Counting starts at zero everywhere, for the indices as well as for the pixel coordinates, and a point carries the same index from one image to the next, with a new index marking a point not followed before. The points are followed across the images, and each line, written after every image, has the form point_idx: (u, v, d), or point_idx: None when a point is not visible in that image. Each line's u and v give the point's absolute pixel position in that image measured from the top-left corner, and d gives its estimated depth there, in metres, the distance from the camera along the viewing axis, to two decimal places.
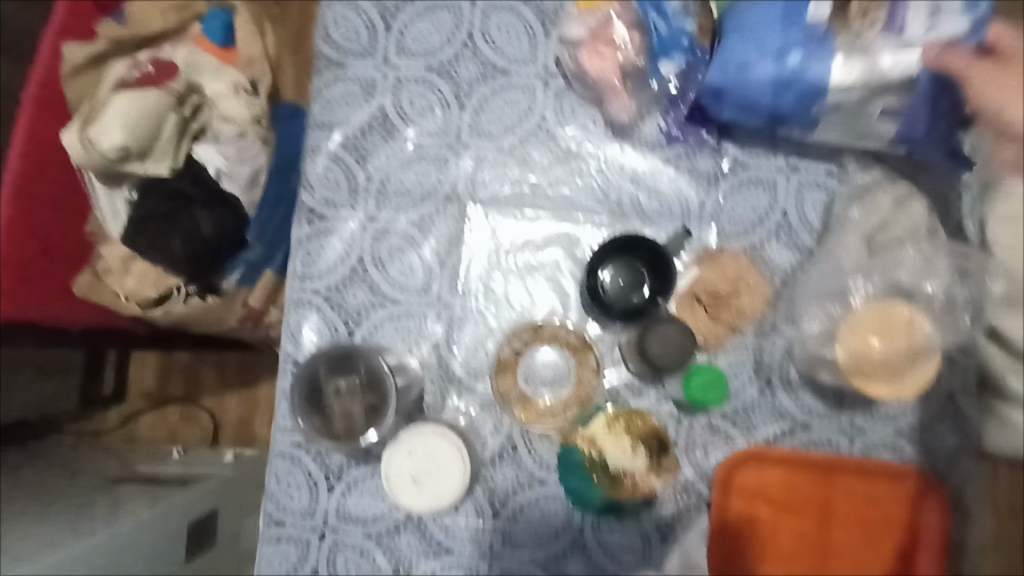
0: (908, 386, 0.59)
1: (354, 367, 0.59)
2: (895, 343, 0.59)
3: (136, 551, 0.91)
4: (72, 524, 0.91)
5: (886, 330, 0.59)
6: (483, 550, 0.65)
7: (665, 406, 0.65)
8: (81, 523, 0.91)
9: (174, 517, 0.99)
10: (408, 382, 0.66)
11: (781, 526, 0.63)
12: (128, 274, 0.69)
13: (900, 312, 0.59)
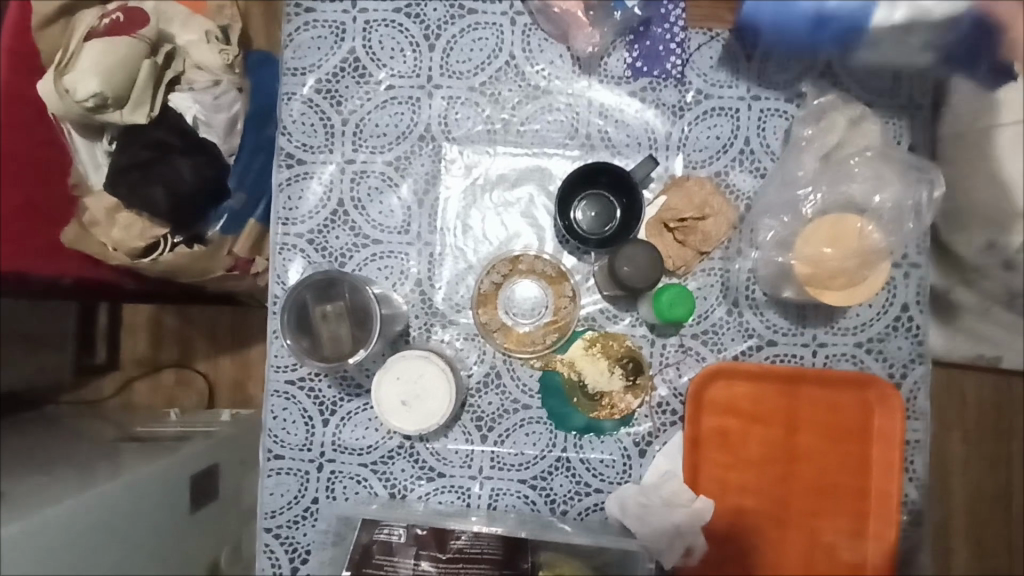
0: (858, 294, 0.63)
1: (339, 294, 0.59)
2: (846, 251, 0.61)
3: (140, 500, 0.95)
4: (75, 479, 0.94)
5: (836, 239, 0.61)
6: (473, 473, 0.69)
7: (639, 329, 0.68)
8: (85, 477, 0.94)
9: (175, 470, 1.02)
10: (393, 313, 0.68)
11: (750, 435, 0.68)
12: (114, 225, 0.70)
13: (851, 223, 0.62)
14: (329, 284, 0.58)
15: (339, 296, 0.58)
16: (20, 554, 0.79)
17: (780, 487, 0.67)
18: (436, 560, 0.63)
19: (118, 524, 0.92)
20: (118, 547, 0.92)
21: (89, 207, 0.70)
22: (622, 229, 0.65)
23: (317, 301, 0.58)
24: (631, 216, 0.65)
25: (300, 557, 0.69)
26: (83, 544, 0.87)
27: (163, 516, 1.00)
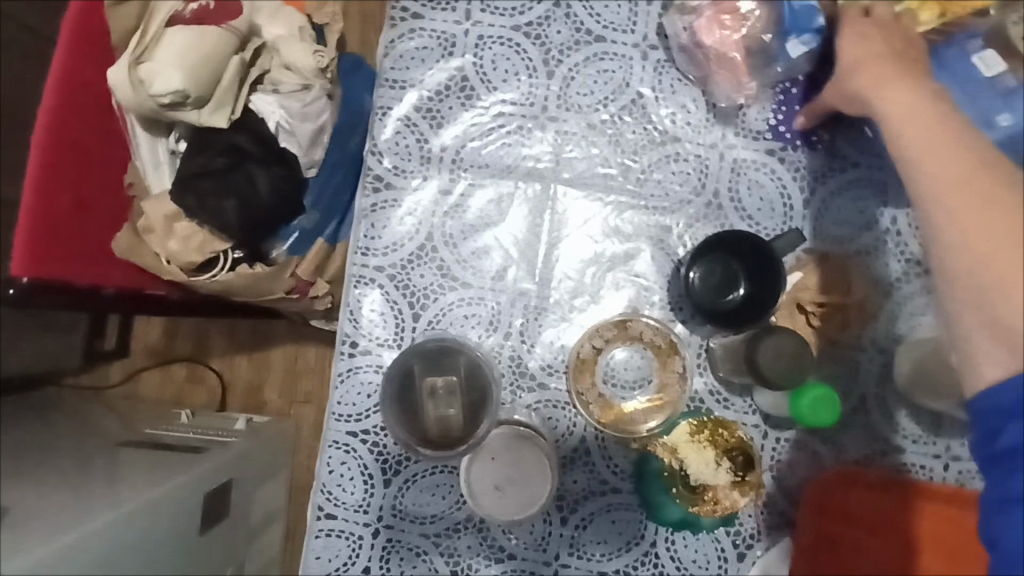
0: None
1: (453, 364, 0.56)
2: None
3: (149, 525, 0.86)
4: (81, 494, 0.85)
5: None
6: (548, 559, 0.61)
7: (751, 417, 0.61)
8: (92, 493, 0.85)
9: (189, 489, 0.93)
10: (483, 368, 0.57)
11: (875, 560, 0.58)
12: (172, 236, 0.61)
13: None
14: (441, 355, 0.55)
15: (452, 371, 0.55)
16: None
17: None
18: None
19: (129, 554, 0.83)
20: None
21: (146, 212, 0.62)
22: (757, 304, 0.57)
23: (427, 372, 0.55)
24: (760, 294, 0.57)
25: None
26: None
27: (174, 544, 0.91)
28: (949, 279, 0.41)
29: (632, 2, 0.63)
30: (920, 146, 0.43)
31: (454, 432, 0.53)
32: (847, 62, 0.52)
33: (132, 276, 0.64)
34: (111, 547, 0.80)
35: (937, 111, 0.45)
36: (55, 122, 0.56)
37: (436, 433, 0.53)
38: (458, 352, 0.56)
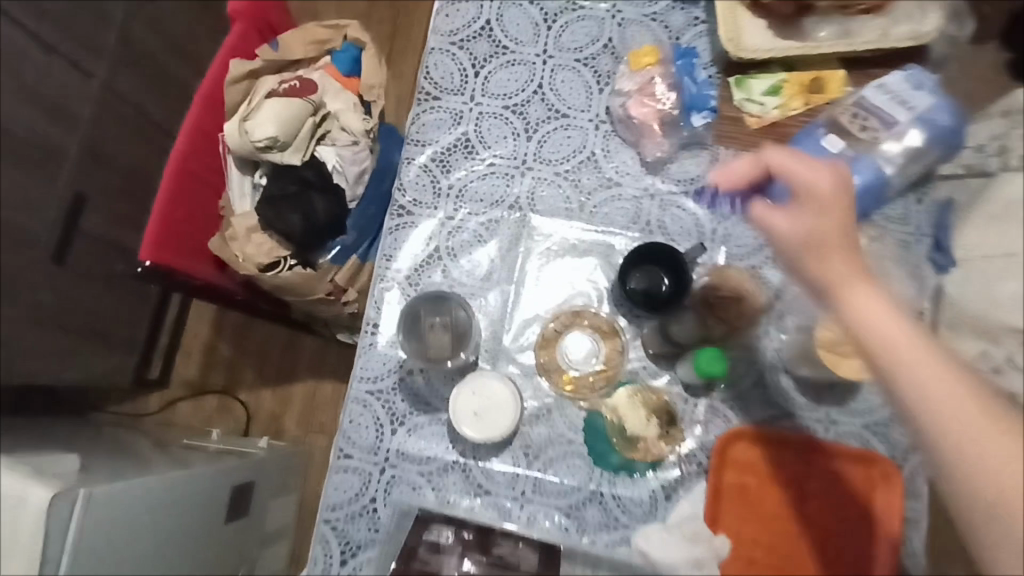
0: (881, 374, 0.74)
1: (448, 306, 0.80)
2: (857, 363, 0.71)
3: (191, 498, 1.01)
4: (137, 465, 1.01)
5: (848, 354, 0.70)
6: (515, 495, 0.78)
7: (675, 387, 0.79)
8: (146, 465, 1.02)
9: (225, 475, 1.10)
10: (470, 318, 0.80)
11: (766, 492, 0.77)
12: (249, 242, 0.84)
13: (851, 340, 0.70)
14: (440, 300, 0.80)
15: (447, 312, 0.80)
16: (92, 523, 0.78)
17: (790, 545, 0.75)
18: (479, 559, 0.71)
19: (170, 516, 0.93)
20: (164, 541, 0.93)
21: (233, 224, 0.85)
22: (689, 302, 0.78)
23: (429, 313, 0.79)
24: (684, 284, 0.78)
25: (351, 551, 0.78)
26: (141, 524, 0.87)
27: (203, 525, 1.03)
28: (968, 491, 0.50)
29: (589, 91, 0.89)
30: (913, 368, 0.51)
31: (447, 351, 0.78)
32: (816, 249, 0.56)
33: (212, 272, 0.85)
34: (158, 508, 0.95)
35: (903, 326, 0.53)
36: (184, 159, 0.79)
37: (432, 351, 0.78)
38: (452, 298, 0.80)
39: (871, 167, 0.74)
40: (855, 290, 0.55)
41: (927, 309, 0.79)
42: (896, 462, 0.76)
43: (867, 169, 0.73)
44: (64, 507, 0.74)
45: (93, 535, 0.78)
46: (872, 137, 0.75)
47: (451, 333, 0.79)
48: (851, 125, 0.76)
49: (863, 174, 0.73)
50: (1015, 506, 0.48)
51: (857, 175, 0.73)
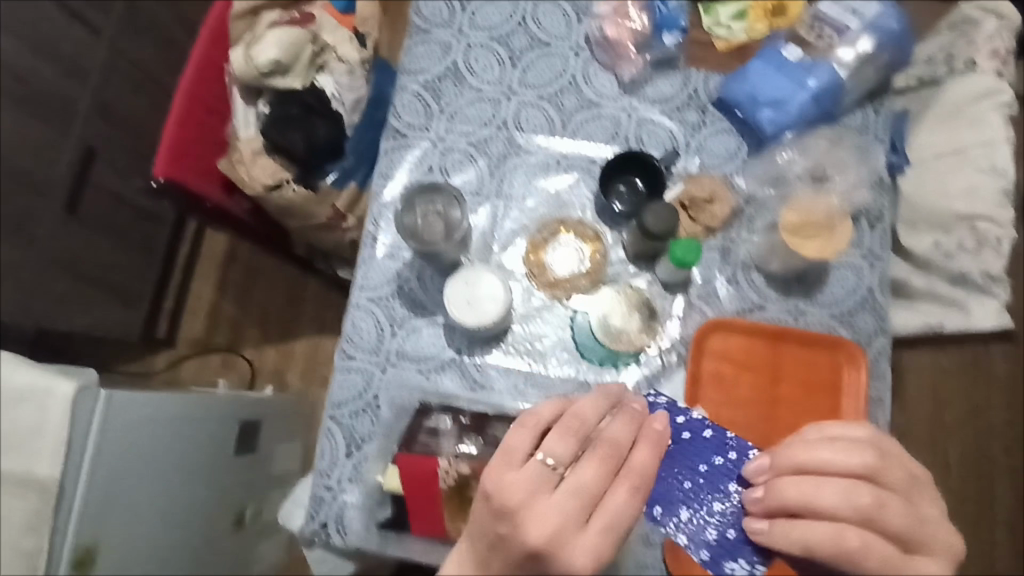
0: (836, 240, 0.75)
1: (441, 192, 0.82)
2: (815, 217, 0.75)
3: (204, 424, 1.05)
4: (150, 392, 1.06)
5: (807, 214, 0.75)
6: (509, 389, 0.82)
7: (654, 285, 0.85)
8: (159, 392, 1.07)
9: (236, 407, 1.14)
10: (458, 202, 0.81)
11: (740, 379, 0.82)
12: (255, 164, 0.90)
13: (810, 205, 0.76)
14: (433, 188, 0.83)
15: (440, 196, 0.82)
16: (114, 419, 0.83)
17: (764, 426, 0.80)
18: (476, 441, 0.76)
19: (186, 436, 0.98)
20: (181, 458, 0.98)
21: (240, 148, 0.91)
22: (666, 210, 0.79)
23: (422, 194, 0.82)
24: (658, 185, 0.84)
25: (356, 445, 0.81)
26: (155, 434, 0.91)
27: (216, 451, 1.08)
28: None
29: (569, 21, 0.94)
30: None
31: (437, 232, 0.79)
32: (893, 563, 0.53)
33: (219, 194, 0.91)
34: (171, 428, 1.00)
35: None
36: (193, 84, 0.85)
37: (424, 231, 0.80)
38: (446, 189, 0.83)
39: (832, 73, 0.84)
40: (894, 461, 0.55)
41: (886, 209, 0.85)
42: (860, 346, 0.82)
43: (828, 73, 0.84)
44: (89, 399, 0.79)
45: (115, 431, 0.84)
46: (827, 43, 0.88)
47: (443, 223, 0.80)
48: (808, 36, 0.89)
49: (823, 77, 0.84)
50: None
51: (812, 78, 0.84)
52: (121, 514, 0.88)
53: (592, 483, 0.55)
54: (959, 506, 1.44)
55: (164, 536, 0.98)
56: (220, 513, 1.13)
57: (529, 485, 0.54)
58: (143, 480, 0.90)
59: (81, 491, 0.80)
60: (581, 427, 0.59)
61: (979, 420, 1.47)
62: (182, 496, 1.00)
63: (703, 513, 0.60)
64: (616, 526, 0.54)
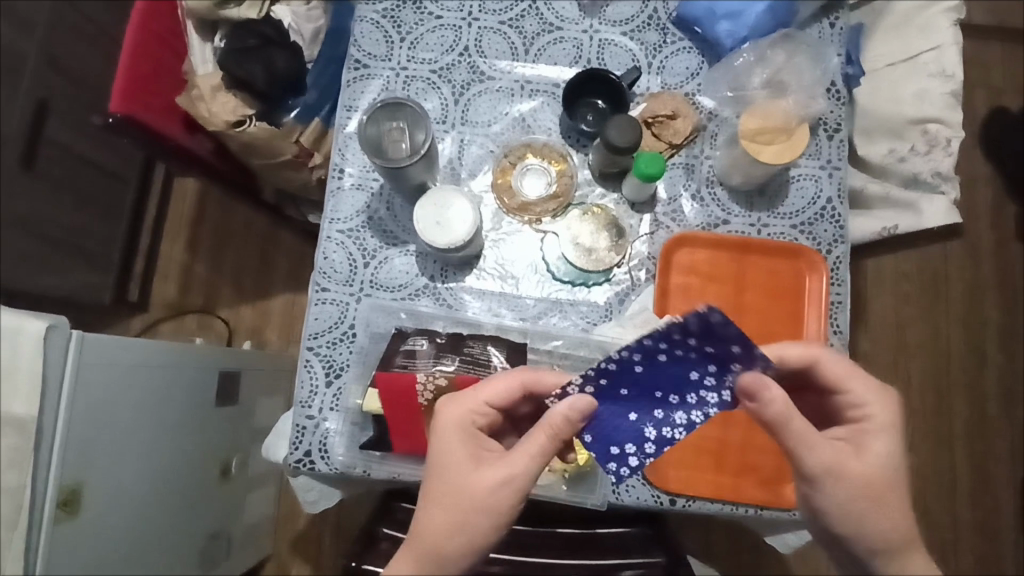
0: (795, 146, 0.76)
1: (402, 114, 0.75)
2: (771, 120, 0.77)
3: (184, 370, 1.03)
4: None
5: (765, 121, 0.77)
6: (484, 311, 0.84)
7: (621, 204, 0.87)
8: None
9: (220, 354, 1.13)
10: (421, 122, 0.74)
11: (705, 290, 0.85)
12: (215, 101, 0.88)
13: (762, 110, 0.78)
14: (395, 106, 0.75)
15: (402, 118, 0.75)
16: (88, 361, 0.82)
17: None
18: (451, 358, 0.77)
19: (165, 382, 0.98)
20: (162, 405, 0.98)
21: (198, 85, 0.88)
22: (631, 124, 0.78)
23: (385, 117, 0.75)
24: (621, 103, 0.85)
25: (335, 373, 0.82)
26: (131, 379, 0.90)
27: (198, 400, 1.07)
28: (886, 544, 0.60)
29: None
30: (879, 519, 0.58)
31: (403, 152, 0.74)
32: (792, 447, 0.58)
33: (180, 134, 0.90)
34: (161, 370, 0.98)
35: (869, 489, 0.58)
36: (144, 16, 0.83)
37: (389, 153, 0.74)
38: (407, 105, 0.75)
39: None
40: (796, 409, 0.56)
41: (844, 119, 0.87)
42: (820, 253, 0.85)
43: None
44: (62, 339, 0.78)
45: (90, 373, 0.83)
46: None
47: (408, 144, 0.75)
48: None
49: None
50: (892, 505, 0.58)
51: None
52: (105, 455, 0.87)
53: (502, 401, 0.62)
54: (922, 423, 1.51)
55: (152, 481, 0.98)
56: (208, 462, 1.13)
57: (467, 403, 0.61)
58: (123, 423, 0.90)
59: (60, 431, 0.79)
60: (534, 381, 0.63)
61: (938, 340, 1.54)
62: (167, 443, 1.00)
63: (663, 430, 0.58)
64: (523, 468, 0.57)
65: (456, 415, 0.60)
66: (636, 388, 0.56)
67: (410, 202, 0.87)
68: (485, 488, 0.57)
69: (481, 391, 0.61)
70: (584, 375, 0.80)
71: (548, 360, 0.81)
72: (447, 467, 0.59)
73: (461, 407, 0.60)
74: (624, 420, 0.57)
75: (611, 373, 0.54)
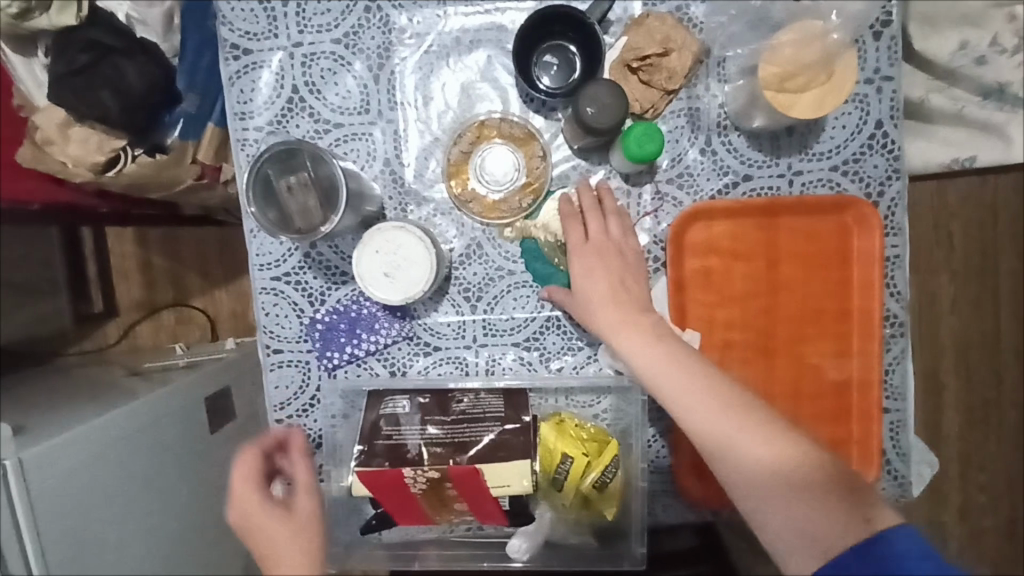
0: (838, 86, 0.57)
1: (300, 164, 0.55)
2: (804, 53, 0.55)
3: (168, 421, 0.92)
4: (88, 395, 0.95)
5: (794, 58, 0.55)
6: (468, 343, 0.70)
7: (614, 181, 0.68)
8: (97, 393, 0.95)
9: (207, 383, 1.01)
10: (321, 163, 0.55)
11: (731, 271, 0.68)
12: (69, 142, 0.68)
13: (780, 46, 0.56)
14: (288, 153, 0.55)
15: (302, 166, 0.55)
16: (35, 477, 0.75)
17: (762, 317, 0.68)
18: (441, 421, 0.65)
19: (148, 452, 0.89)
20: (148, 474, 0.90)
21: (42, 126, 0.68)
22: (612, 90, 0.58)
23: (280, 173, 0.55)
24: (592, 49, 0.63)
25: (315, 443, 0.71)
26: (101, 469, 0.82)
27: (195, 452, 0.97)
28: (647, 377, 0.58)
29: None
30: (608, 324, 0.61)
31: (317, 217, 0.55)
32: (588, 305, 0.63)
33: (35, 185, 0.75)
34: (137, 433, 0.87)
35: (607, 303, 0.61)
36: None
37: (302, 224, 0.55)
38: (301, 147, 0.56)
39: None
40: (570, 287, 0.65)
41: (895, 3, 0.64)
42: (871, 201, 0.67)
43: None
44: None
45: (44, 486, 0.76)
46: None
47: (318, 195, 0.56)
48: None
49: None
50: (621, 323, 0.60)
51: None
52: (99, 542, 0.85)
53: (253, 470, 0.57)
54: (966, 287, 1.28)
55: (159, 544, 0.94)
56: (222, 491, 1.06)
57: (248, 491, 0.56)
58: (110, 510, 0.85)
59: (34, 550, 0.77)
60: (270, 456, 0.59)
61: None
62: (173, 502, 0.95)
63: (339, 354, 0.70)
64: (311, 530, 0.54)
65: (239, 504, 0.56)
66: (346, 319, 0.70)
67: (352, 227, 0.69)
68: (302, 522, 0.55)
69: (241, 481, 0.57)
70: (596, 398, 0.69)
71: (555, 395, 0.69)
72: (263, 539, 0.54)
73: (240, 492, 0.56)
74: (332, 343, 0.70)
75: (337, 307, 0.70)
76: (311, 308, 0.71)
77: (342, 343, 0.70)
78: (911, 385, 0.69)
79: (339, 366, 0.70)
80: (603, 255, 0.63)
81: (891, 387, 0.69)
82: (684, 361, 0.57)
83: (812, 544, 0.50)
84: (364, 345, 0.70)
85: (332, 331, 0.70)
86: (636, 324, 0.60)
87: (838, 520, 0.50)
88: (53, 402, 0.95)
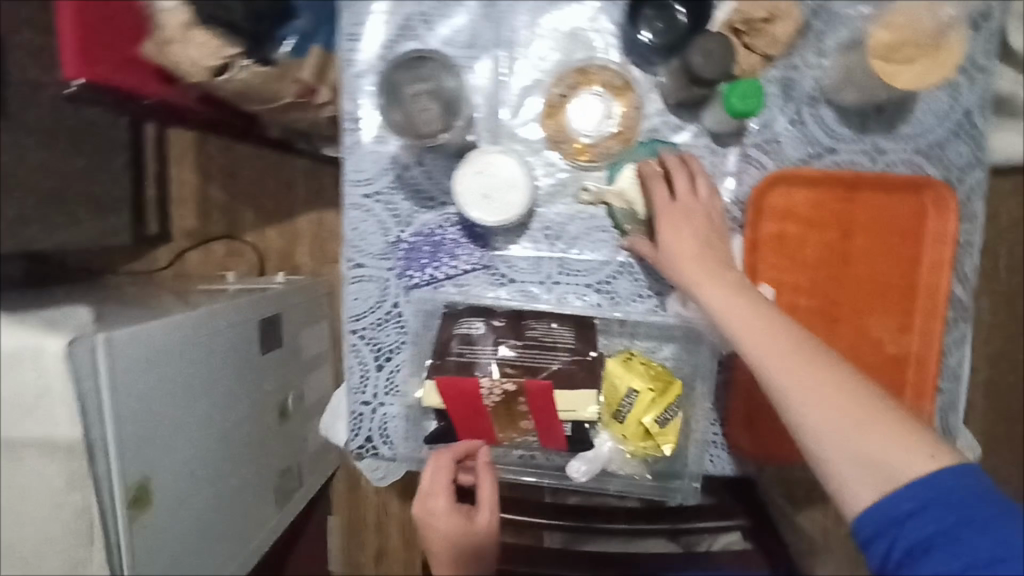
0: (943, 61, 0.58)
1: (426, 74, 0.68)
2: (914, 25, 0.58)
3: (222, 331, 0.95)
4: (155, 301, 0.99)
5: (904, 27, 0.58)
6: (542, 279, 0.73)
7: (701, 140, 0.71)
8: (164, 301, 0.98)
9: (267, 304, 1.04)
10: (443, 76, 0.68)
11: (806, 238, 0.71)
12: (189, 43, 0.72)
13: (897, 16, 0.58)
14: (418, 63, 0.68)
15: (427, 76, 0.68)
16: (117, 369, 0.74)
17: (831, 286, 0.70)
18: (514, 343, 0.69)
19: (210, 360, 0.92)
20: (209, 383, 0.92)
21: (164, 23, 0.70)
22: (724, 44, 0.61)
23: (410, 80, 0.68)
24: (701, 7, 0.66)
25: (385, 356, 0.75)
26: (170, 367, 0.84)
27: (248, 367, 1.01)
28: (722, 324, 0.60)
29: None
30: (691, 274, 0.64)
31: (435, 121, 0.68)
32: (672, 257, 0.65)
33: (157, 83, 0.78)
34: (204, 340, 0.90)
35: (689, 255, 0.64)
36: None
37: (421, 123, 0.67)
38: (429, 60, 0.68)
39: None
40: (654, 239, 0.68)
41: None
42: (950, 185, 0.69)
43: None
44: (87, 352, 0.71)
45: (125, 381, 0.75)
46: None
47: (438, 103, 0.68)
48: None
49: None
50: (702, 275, 0.63)
51: None
52: None
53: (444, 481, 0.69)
54: None
55: None
56: (266, 412, 1.09)
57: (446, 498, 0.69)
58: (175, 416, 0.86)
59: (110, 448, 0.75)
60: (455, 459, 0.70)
61: None
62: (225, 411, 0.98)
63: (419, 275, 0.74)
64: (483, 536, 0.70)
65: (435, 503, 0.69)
66: (429, 243, 0.73)
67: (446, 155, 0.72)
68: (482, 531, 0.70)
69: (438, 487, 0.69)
70: (659, 344, 0.72)
71: (620, 338, 0.72)
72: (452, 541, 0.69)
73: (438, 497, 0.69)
74: (414, 264, 0.73)
75: (422, 231, 0.73)
76: (397, 229, 0.74)
77: (423, 264, 0.73)
78: (966, 368, 0.72)
79: (416, 287, 0.74)
80: (688, 217, 0.65)
81: (948, 368, 0.71)
82: (761, 309, 0.59)
83: (878, 476, 0.51)
84: (444, 269, 0.73)
85: (415, 253, 0.74)
86: (716, 276, 0.63)
87: (901, 458, 0.51)
88: (121, 304, 0.99)
